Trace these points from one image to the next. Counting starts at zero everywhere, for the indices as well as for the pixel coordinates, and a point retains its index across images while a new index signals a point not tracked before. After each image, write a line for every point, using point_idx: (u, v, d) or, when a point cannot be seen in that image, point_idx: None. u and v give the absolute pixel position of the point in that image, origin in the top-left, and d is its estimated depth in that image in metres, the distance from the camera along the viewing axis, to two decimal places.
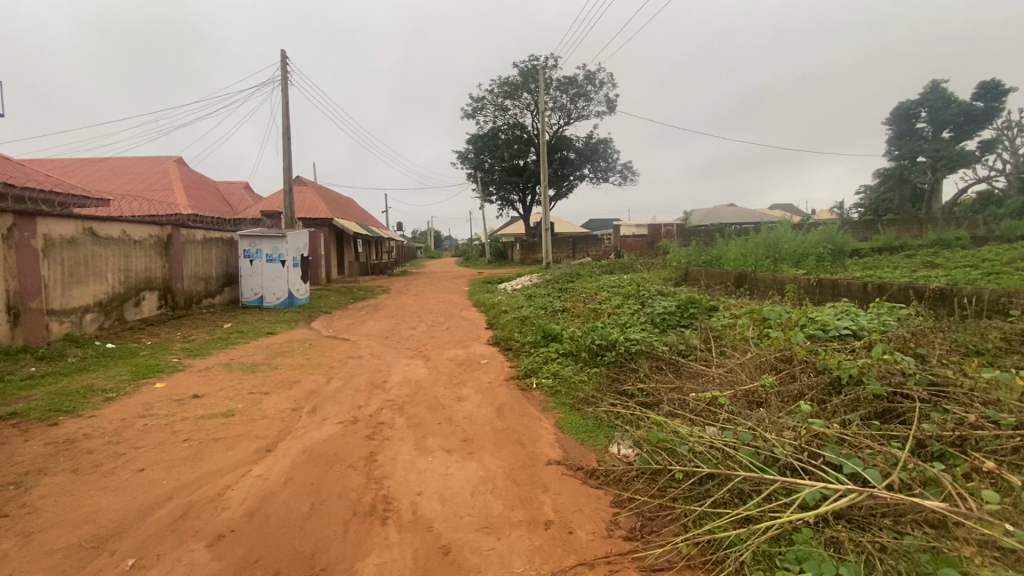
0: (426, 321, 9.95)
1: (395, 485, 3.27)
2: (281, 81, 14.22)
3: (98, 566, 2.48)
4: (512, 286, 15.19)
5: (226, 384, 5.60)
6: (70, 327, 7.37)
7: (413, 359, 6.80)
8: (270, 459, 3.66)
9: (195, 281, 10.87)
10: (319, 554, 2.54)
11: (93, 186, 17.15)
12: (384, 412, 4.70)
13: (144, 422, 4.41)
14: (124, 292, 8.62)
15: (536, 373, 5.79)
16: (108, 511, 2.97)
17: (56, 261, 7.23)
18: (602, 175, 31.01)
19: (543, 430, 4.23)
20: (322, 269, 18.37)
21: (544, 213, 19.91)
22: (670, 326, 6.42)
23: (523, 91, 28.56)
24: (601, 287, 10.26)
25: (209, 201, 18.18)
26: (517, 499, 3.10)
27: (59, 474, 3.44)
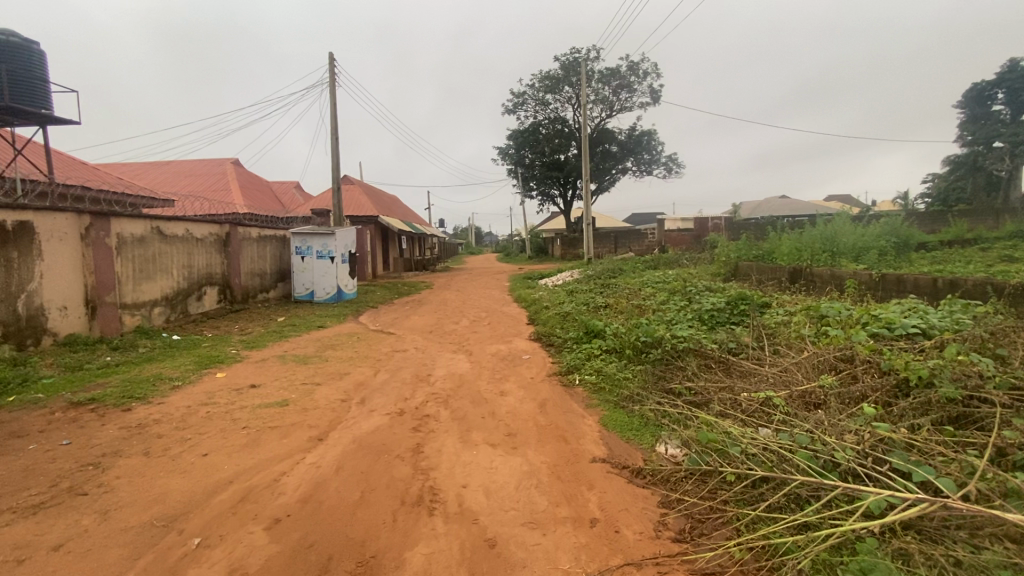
0: (469, 316, 10.07)
1: (441, 476, 3.33)
2: (330, 83, 14.70)
3: (168, 543, 2.64)
4: (554, 281, 15.08)
5: (280, 375, 5.85)
6: (140, 320, 7.92)
7: (456, 353, 6.89)
8: (322, 448, 3.80)
9: (252, 277, 11.42)
10: (369, 541, 2.61)
11: (160, 188, 18.29)
12: (430, 405, 4.79)
13: (207, 409, 4.68)
14: (188, 288, 9.15)
15: (579, 369, 5.73)
16: (175, 492, 3.16)
17: (129, 258, 7.77)
18: (646, 167, 30.32)
19: (587, 427, 4.20)
20: (368, 265, 18.90)
21: (587, 208, 19.72)
22: (719, 323, 6.22)
23: (565, 84, 28.31)
24: (645, 283, 10.03)
25: (264, 200, 19.05)
26: (562, 496, 3.08)
27: (133, 456, 3.70)
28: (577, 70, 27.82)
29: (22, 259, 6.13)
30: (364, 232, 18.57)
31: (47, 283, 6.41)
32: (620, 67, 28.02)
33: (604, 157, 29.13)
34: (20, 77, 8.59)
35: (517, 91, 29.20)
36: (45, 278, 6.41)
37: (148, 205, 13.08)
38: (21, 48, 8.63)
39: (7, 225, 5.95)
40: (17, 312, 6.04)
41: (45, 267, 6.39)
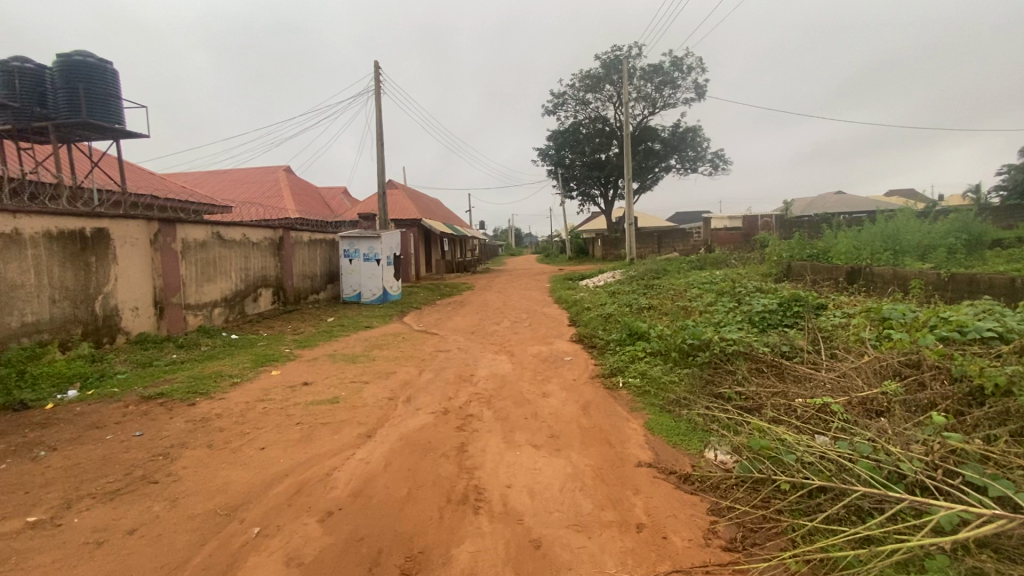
0: (510, 317, 10.12)
1: (486, 476, 3.36)
2: (375, 90, 15.16)
3: (230, 531, 2.80)
4: (596, 282, 14.94)
5: (329, 373, 6.08)
6: (202, 319, 8.42)
7: (498, 354, 6.95)
8: (370, 445, 3.92)
9: (303, 279, 11.91)
10: (418, 537, 2.68)
11: (219, 196, 19.35)
12: (473, 405, 4.85)
13: (264, 405, 4.92)
14: (245, 290, 9.64)
15: (623, 371, 5.65)
16: (236, 483, 3.34)
17: (192, 261, 8.27)
18: (691, 165, 29.58)
19: (632, 431, 4.14)
20: (411, 267, 19.33)
21: (629, 208, 19.41)
22: (770, 325, 5.99)
23: (606, 83, 27.99)
24: (690, 284, 9.77)
25: (313, 205, 19.81)
26: (607, 499, 3.05)
27: (198, 448, 3.94)
28: (618, 68, 27.45)
29: (99, 263, 6.62)
30: (408, 234, 19.00)
31: (120, 285, 6.91)
32: (663, 63, 27.44)
33: (647, 156, 28.60)
34: (97, 96, 9.31)
35: (557, 91, 29.08)
36: (119, 280, 6.91)
37: (209, 212, 13.87)
38: (98, 69, 9.33)
39: (86, 231, 6.45)
40: (95, 312, 6.54)
41: (119, 270, 6.89)
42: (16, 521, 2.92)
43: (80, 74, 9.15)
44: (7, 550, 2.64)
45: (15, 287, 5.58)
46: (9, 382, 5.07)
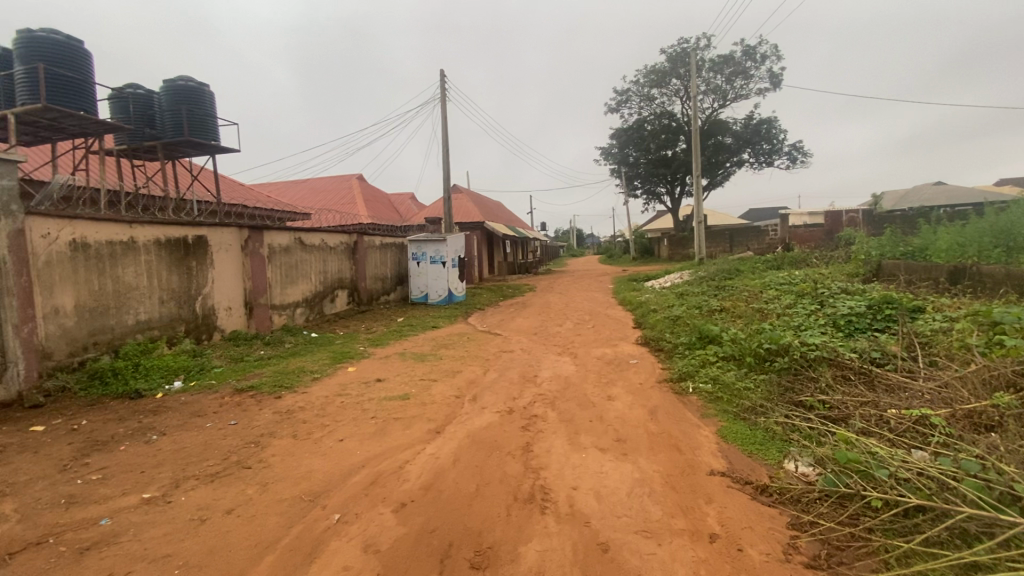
0: (573, 319, 10.07)
1: (551, 476, 3.38)
2: (441, 97, 15.67)
3: (314, 516, 3.01)
4: (662, 283, 14.54)
5: (400, 370, 6.35)
6: (286, 319, 9.08)
7: (561, 356, 6.93)
8: (439, 441, 4.06)
9: (376, 281, 12.51)
10: (486, 533, 2.74)
11: (299, 204, 20.74)
12: (538, 405, 4.88)
13: (341, 399, 5.23)
14: (323, 291, 10.29)
15: (693, 376, 5.44)
16: (318, 472, 3.58)
17: (277, 265, 8.94)
18: (766, 158, 28.03)
19: (703, 437, 3.99)
20: (475, 269, 19.73)
21: (699, 205, 18.70)
22: (858, 330, 5.56)
23: (672, 77, 27.12)
24: (766, 285, 9.23)
25: (383, 210, 20.74)
26: (677, 507, 2.97)
27: (285, 437, 4.26)
28: (686, 61, 26.51)
29: (199, 267, 7.33)
30: (472, 237, 19.40)
31: (216, 287, 7.60)
32: (734, 53, 26.19)
33: (717, 151, 27.37)
34: (197, 116, 10.29)
35: (621, 89, 28.56)
36: (216, 283, 7.61)
37: (291, 218, 14.91)
38: (198, 92, 10.32)
39: (188, 239, 7.15)
40: (196, 311, 7.24)
41: (215, 274, 7.59)
42: (135, 496, 3.31)
43: (184, 98, 10.16)
44: (128, 521, 2.99)
45: (131, 288, 6.27)
46: (127, 373, 5.72)
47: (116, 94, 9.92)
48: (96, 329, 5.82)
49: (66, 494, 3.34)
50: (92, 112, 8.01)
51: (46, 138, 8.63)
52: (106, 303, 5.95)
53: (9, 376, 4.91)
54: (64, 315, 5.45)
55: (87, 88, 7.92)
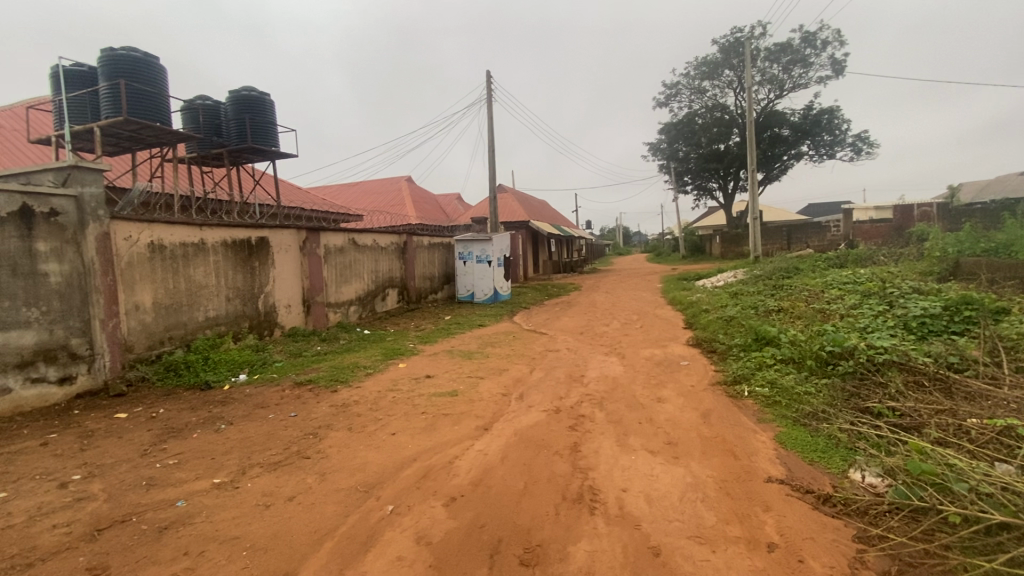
0: (621, 319, 9.91)
1: (600, 477, 3.35)
2: (488, 98, 15.83)
3: (369, 506, 3.12)
4: (714, 282, 14.06)
5: (448, 368, 6.46)
6: (340, 316, 9.45)
7: (609, 356, 6.84)
8: (487, 437, 4.11)
9: (424, 280, 12.80)
10: (535, 530, 2.76)
11: (352, 205, 21.52)
12: (585, 405, 4.85)
13: (393, 394, 5.40)
14: (375, 290, 10.63)
15: (748, 379, 5.24)
16: (371, 464, 3.71)
17: (333, 265, 9.32)
18: (827, 150, 26.51)
19: (760, 443, 3.84)
20: (520, 268, 19.78)
21: (754, 201, 17.93)
22: (932, 333, 5.18)
23: (725, 68, 26.15)
24: (827, 285, 8.73)
25: (430, 211, 21.17)
26: (732, 513, 2.88)
27: (340, 430, 4.44)
28: (739, 51, 25.50)
29: (262, 266, 7.76)
30: (518, 236, 19.46)
31: (277, 286, 8.02)
32: (792, 41, 24.93)
33: (773, 144, 26.15)
34: (259, 124, 10.87)
35: (670, 82, 27.83)
36: (277, 282, 8.03)
37: (344, 220, 15.49)
38: (260, 101, 10.89)
39: (252, 241, 7.58)
40: (259, 309, 7.67)
41: (276, 273, 8.01)
42: (206, 481, 3.55)
43: (247, 107, 10.76)
44: (201, 504, 3.21)
45: (201, 287, 6.71)
46: (198, 366, 6.13)
47: (187, 105, 10.70)
48: (171, 324, 6.27)
49: (147, 476, 3.63)
50: (167, 123, 8.64)
51: (127, 148, 9.37)
52: (180, 300, 6.40)
53: (97, 367, 5.39)
54: (144, 312, 5.91)
55: (162, 101, 8.53)
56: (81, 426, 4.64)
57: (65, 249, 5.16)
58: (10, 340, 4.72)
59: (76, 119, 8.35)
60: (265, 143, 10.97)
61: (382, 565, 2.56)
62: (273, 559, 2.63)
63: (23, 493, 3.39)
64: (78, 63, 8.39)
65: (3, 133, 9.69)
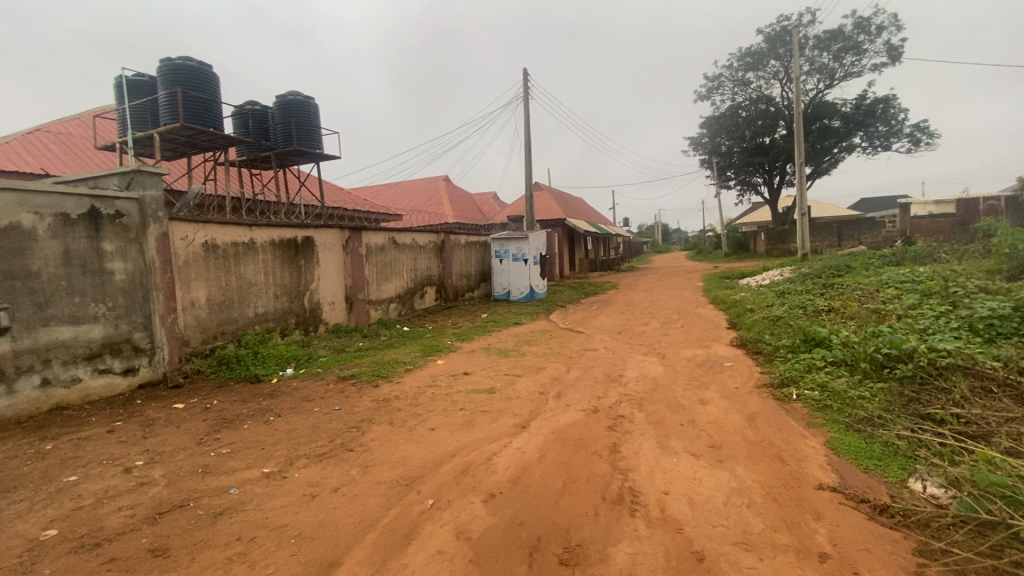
0: (660, 318, 9.72)
1: (641, 479, 3.29)
2: (524, 96, 15.84)
3: (410, 500, 3.19)
4: (758, 281, 13.58)
5: (485, 365, 6.51)
6: (381, 313, 9.68)
7: (648, 356, 6.72)
8: (525, 435, 4.11)
9: (461, 278, 12.93)
10: (574, 530, 2.74)
11: (391, 205, 21.98)
12: (624, 406, 4.78)
13: (432, 390, 5.48)
14: (414, 287, 10.82)
15: (796, 382, 5.03)
16: (412, 458, 3.79)
17: (374, 263, 9.55)
18: (883, 141, 25.09)
19: (810, 448, 3.68)
20: (557, 266, 19.70)
21: (801, 196, 17.19)
22: (1002, 335, 4.84)
23: (770, 58, 25.18)
24: (882, 284, 8.28)
25: (467, 210, 21.37)
26: (780, 521, 2.77)
27: (381, 424, 4.55)
28: (786, 40, 24.50)
29: (308, 265, 8.04)
30: (554, 234, 19.38)
31: (322, 284, 8.29)
32: (844, 27, 23.73)
33: (822, 136, 25.01)
34: (304, 127, 11.25)
35: (712, 75, 27.01)
36: (321, 280, 8.30)
37: (384, 219, 15.84)
38: (305, 104, 11.27)
39: (298, 240, 7.86)
40: (305, 305, 7.94)
41: (321, 272, 8.28)
42: (257, 470, 3.71)
43: (293, 111, 11.16)
44: (253, 492, 3.36)
45: (251, 285, 7.01)
46: (248, 360, 6.41)
47: (237, 111, 11.18)
48: (223, 320, 6.58)
49: (202, 464, 3.83)
50: (219, 128, 9.07)
51: (183, 153, 9.90)
52: (231, 297, 6.71)
53: (157, 359, 5.72)
54: (199, 308, 6.23)
55: (215, 107, 8.95)
56: (143, 415, 4.93)
57: (129, 248, 5.49)
58: (80, 334, 5.07)
59: (138, 126, 8.88)
60: (310, 145, 11.34)
61: (423, 557, 2.60)
62: (319, 547, 2.73)
63: (93, 476, 3.63)
64: (140, 73, 8.91)
65: (74, 141, 10.41)
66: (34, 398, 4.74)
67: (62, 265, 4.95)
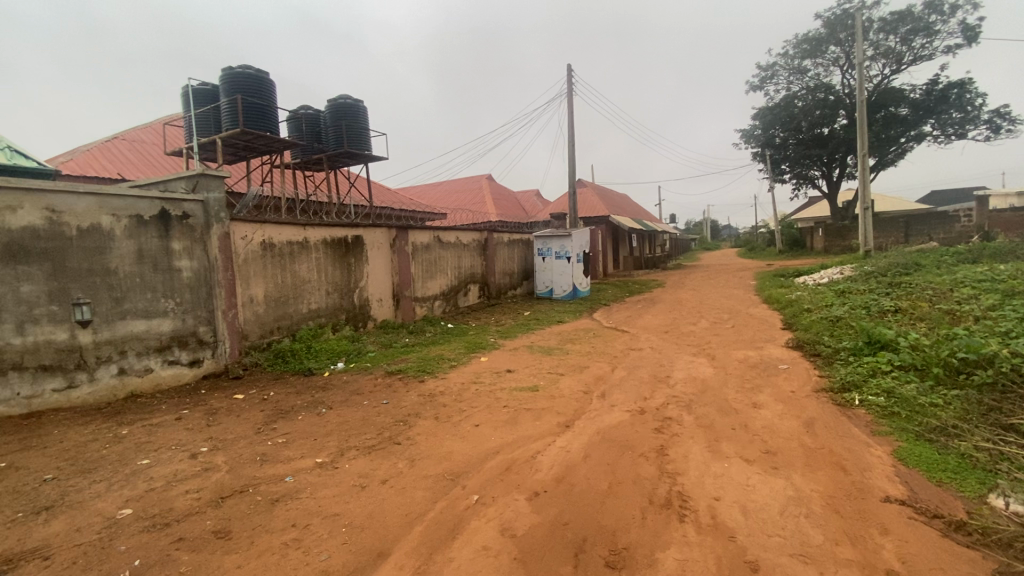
0: (709, 317, 9.40)
1: (690, 484, 3.20)
2: (568, 92, 15.68)
3: (455, 495, 3.23)
4: (815, 279, 12.90)
5: (529, 363, 6.51)
6: (426, 310, 9.88)
7: (697, 356, 6.52)
8: (569, 435, 4.08)
9: (504, 276, 13.00)
10: (621, 533, 2.69)
11: (436, 203, 22.33)
12: (671, 407, 4.66)
13: (476, 387, 5.53)
14: (458, 285, 10.97)
15: (859, 387, 4.74)
16: (457, 453, 3.84)
17: (420, 261, 9.75)
18: (957, 128, 23.23)
19: (875, 458, 3.46)
20: (600, 264, 19.44)
21: (864, 190, 16.17)
22: None
23: (830, 44, 23.82)
24: (957, 283, 7.68)
25: (510, 208, 21.43)
26: (843, 534, 2.62)
27: (427, 419, 4.63)
28: (847, 24, 23.11)
29: (358, 263, 8.29)
30: (598, 232, 19.13)
31: (370, 281, 8.54)
32: (913, 7, 22.12)
33: (887, 125, 23.44)
34: (353, 129, 11.59)
35: (765, 64, 25.83)
36: (370, 277, 8.55)
37: (429, 218, 16.14)
38: (354, 107, 11.61)
39: (349, 239, 8.11)
40: (354, 302, 8.20)
41: (369, 269, 8.52)
42: (310, 460, 3.87)
43: (343, 114, 11.52)
44: (307, 480, 3.51)
45: (305, 281, 7.30)
46: (302, 353, 6.69)
47: (292, 115, 11.65)
48: (279, 315, 6.90)
49: (260, 452, 4.02)
50: (276, 133, 9.48)
51: (243, 157, 10.43)
52: (287, 293, 7.01)
53: (219, 352, 6.06)
54: (257, 304, 6.55)
55: (272, 112, 9.37)
56: (207, 404, 5.24)
57: (194, 248, 5.84)
58: (152, 327, 5.43)
59: (203, 133, 9.43)
60: (359, 147, 11.67)
61: (468, 552, 2.63)
62: (369, 537, 2.81)
63: (163, 460, 3.89)
64: (204, 82, 9.45)
65: (146, 147, 11.16)
66: (112, 385, 5.14)
67: (136, 263, 5.33)
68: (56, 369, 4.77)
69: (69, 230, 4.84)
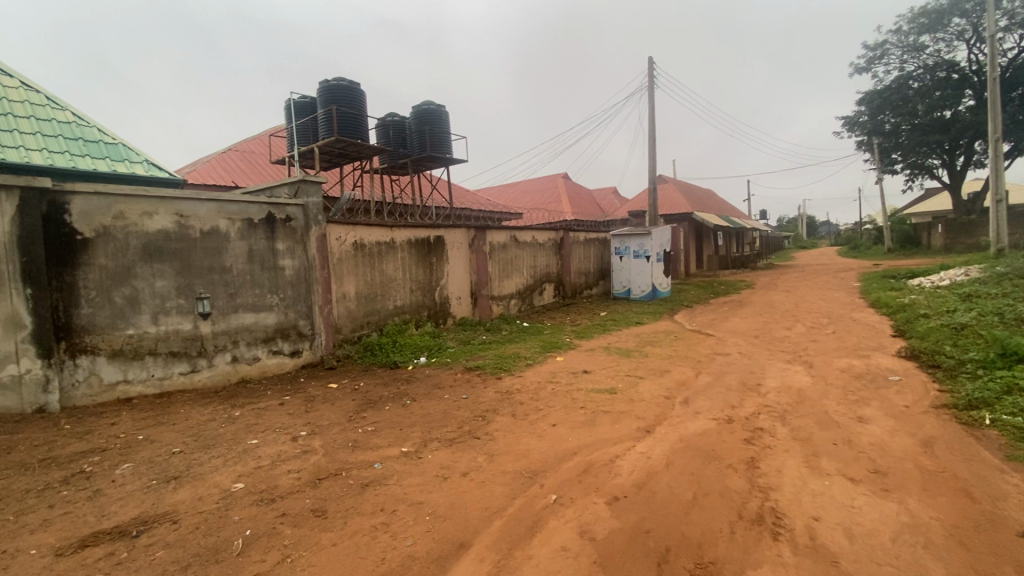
0: (804, 322, 8.70)
1: (785, 500, 2.98)
2: (650, 86, 15.21)
3: (532, 493, 3.25)
4: (933, 281, 11.49)
5: (607, 364, 6.40)
6: (502, 308, 10.05)
7: (791, 364, 6.06)
8: (650, 440, 3.96)
9: (580, 275, 12.89)
10: (707, 546, 2.58)
11: (512, 203, 22.61)
12: (763, 417, 4.37)
13: (553, 387, 5.54)
14: (534, 284, 11.05)
15: (991, 405, 4.16)
16: (535, 452, 3.86)
17: (497, 260, 9.94)
18: None
19: (1012, 487, 3.02)
20: (681, 263, 18.65)
21: (997, 179, 14.17)
22: None
23: (953, 16, 21.14)
24: None
25: (587, 207, 21.19)
26: (969, 569, 2.32)
27: (505, 416, 4.70)
28: None
29: (439, 262, 8.61)
30: (679, 230, 18.38)
31: (450, 280, 8.83)
32: None
33: None
34: (436, 133, 12.04)
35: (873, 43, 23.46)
36: (450, 276, 8.84)
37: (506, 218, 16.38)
38: (437, 112, 12.04)
39: (431, 240, 8.45)
40: (436, 299, 8.53)
41: (449, 268, 8.81)
42: (396, 449, 4.08)
43: (426, 119, 12.00)
44: (393, 469, 3.70)
45: (391, 279, 7.70)
46: (388, 347, 7.07)
47: (380, 122, 12.34)
48: (368, 311, 7.33)
49: (352, 439, 4.31)
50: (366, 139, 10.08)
51: (337, 163, 11.21)
52: (375, 290, 7.44)
53: (316, 344, 6.56)
54: (349, 299, 7.01)
55: (362, 120, 9.97)
56: (305, 392, 5.69)
57: (296, 248, 6.36)
58: (259, 319, 6.00)
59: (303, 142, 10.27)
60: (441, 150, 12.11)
61: (547, 551, 2.64)
62: (451, 527, 2.91)
63: (269, 441, 4.29)
64: (305, 95, 10.27)
65: (255, 157, 12.32)
66: (226, 371, 5.74)
67: (247, 262, 5.90)
68: (182, 355, 5.41)
69: (194, 233, 5.48)
